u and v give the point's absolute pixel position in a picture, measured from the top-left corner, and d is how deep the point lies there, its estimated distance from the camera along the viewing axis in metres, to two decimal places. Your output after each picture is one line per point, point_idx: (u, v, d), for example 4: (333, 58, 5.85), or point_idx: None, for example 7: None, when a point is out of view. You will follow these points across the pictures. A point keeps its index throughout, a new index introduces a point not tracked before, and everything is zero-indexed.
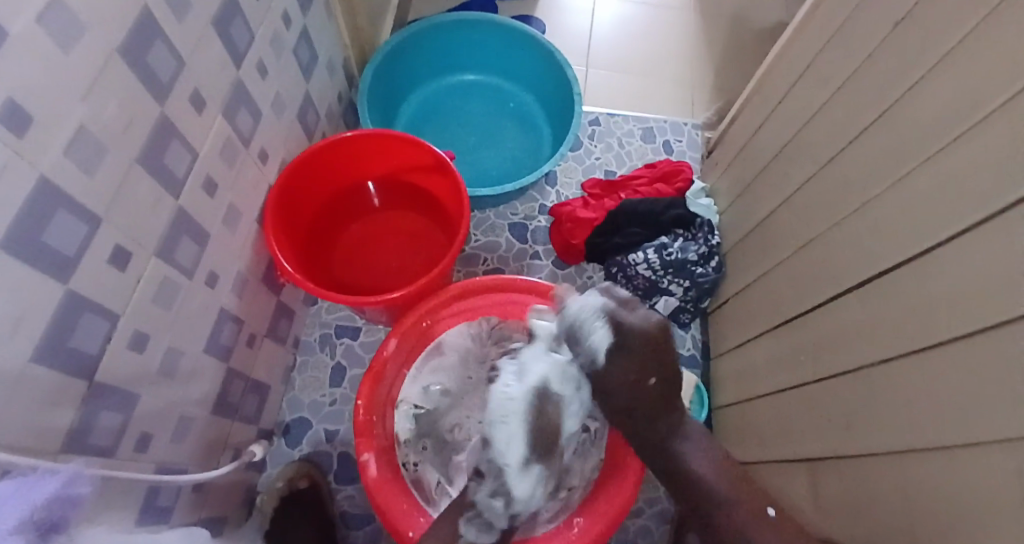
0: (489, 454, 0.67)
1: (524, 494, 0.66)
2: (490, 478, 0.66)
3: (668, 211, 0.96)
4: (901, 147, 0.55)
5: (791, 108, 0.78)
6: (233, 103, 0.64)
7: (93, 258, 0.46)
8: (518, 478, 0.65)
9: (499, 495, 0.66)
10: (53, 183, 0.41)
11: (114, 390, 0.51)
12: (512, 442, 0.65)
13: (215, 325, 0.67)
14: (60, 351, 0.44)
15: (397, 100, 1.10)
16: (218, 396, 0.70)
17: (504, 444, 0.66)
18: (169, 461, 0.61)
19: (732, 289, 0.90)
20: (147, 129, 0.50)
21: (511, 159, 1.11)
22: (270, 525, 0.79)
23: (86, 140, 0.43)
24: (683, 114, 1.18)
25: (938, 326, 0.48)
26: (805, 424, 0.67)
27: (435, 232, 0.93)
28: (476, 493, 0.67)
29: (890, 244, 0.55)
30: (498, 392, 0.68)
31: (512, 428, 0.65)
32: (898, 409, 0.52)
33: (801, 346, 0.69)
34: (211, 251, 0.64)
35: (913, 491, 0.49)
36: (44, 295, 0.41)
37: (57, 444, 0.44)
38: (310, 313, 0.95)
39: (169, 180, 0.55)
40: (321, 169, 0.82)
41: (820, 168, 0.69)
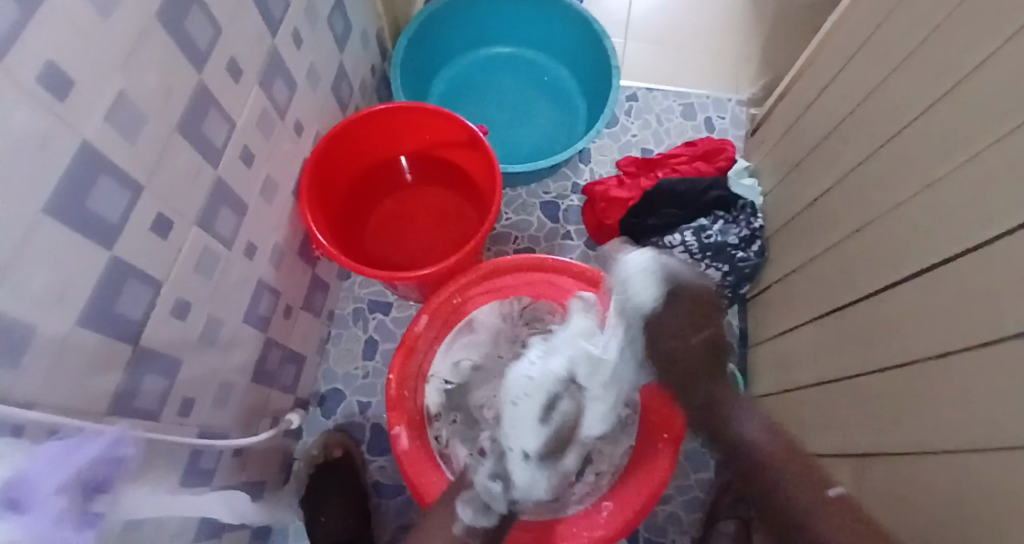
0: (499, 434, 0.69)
1: (525, 481, 0.68)
2: (493, 462, 0.68)
3: (708, 191, 0.92)
4: (969, 122, 0.50)
5: (847, 81, 0.73)
6: (268, 73, 0.64)
7: (136, 225, 0.47)
8: (519, 465, 0.67)
9: (499, 478, 0.67)
10: (97, 149, 0.41)
11: (159, 355, 0.52)
12: (522, 427, 0.66)
13: (254, 296, 0.68)
14: (105, 316, 0.45)
15: (429, 73, 1.09)
16: (256, 365, 0.71)
17: (512, 427, 0.67)
18: (210, 425, 0.62)
19: (776, 274, 0.86)
20: (185, 97, 0.50)
21: (544, 135, 1.09)
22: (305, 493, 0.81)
23: (125, 107, 0.43)
24: (726, 89, 1.13)
25: (999, 317, 0.44)
26: (851, 417, 0.64)
27: (467, 209, 0.92)
28: (477, 474, 0.68)
29: (955, 230, 0.51)
30: (517, 374, 0.69)
31: (528, 406, 0.66)
32: (953, 405, 0.48)
33: (849, 334, 0.66)
34: (249, 223, 0.65)
35: (967, 493, 0.46)
36: (89, 260, 0.42)
37: (104, 406, 0.46)
38: (344, 287, 0.96)
39: (208, 149, 0.55)
40: (353, 142, 0.82)
41: (879, 147, 0.65)
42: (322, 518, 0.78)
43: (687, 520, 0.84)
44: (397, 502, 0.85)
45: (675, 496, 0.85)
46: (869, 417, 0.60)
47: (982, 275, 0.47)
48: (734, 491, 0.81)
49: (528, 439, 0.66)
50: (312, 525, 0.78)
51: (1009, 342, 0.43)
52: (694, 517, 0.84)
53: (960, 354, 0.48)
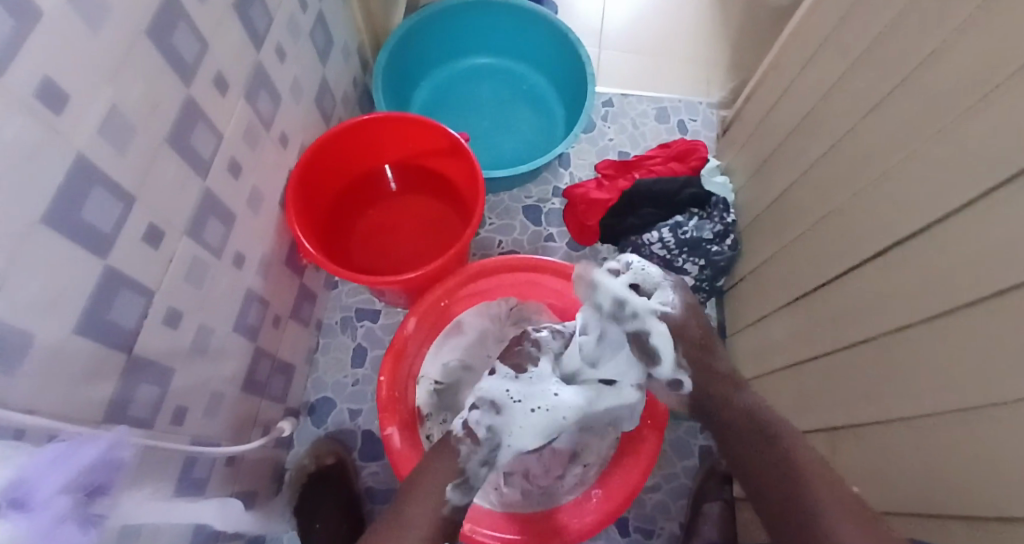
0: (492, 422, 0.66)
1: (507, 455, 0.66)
2: (485, 447, 0.64)
3: (682, 190, 0.96)
4: (921, 113, 0.54)
5: (808, 81, 0.78)
6: (254, 87, 0.66)
7: (128, 235, 0.48)
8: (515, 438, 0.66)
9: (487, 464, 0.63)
10: (90, 160, 0.42)
11: (151, 364, 0.53)
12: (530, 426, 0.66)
13: (242, 306, 0.69)
14: (98, 324, 0.45)
15: (409, 85, 1.11)
16: (246, 374, 0.72)
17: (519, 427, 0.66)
18: (202, 434, 0.62)
19: (748, 266, 0.90)
20: (172, 109, 0.52)
21: (524, 143, 1.12)
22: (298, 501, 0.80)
23: (116, 121, 0.45)
24: (697, 93, 1.18)
25: (959, 290, 0.47)
26: (824, 397, 0.67)
27: (449, 215, 0.94)
28: (466, 460, 0.62)
29: (912, 213, 0.54)
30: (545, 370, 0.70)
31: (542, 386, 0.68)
32: (920, 377, 0.52)
33: (818, 318, 0.70)
34: (236, 233, 0.66)
35: (939, 459, 0.49)
36: (82, 269, 0.43)
37: (98, 413, 0.46)
38: (331, 297, 0.96)
39: (196, 160, 0.56)
40: (337, 153, 0.83)
41: (838, 140, 0.69)
42: (316, 525, 0.77)
43: (675, 509, 0.86)
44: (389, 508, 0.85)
45: (662, 485, 0.87)
46: (841, 393, 0.63)
47: (937, 250, 0.50)
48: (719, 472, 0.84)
49: (533, 420, 0.66)
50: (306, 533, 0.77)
51: (975, 311, 0.46)
52: (682, 505, 0.86)
53: (923, 325, 0.52)
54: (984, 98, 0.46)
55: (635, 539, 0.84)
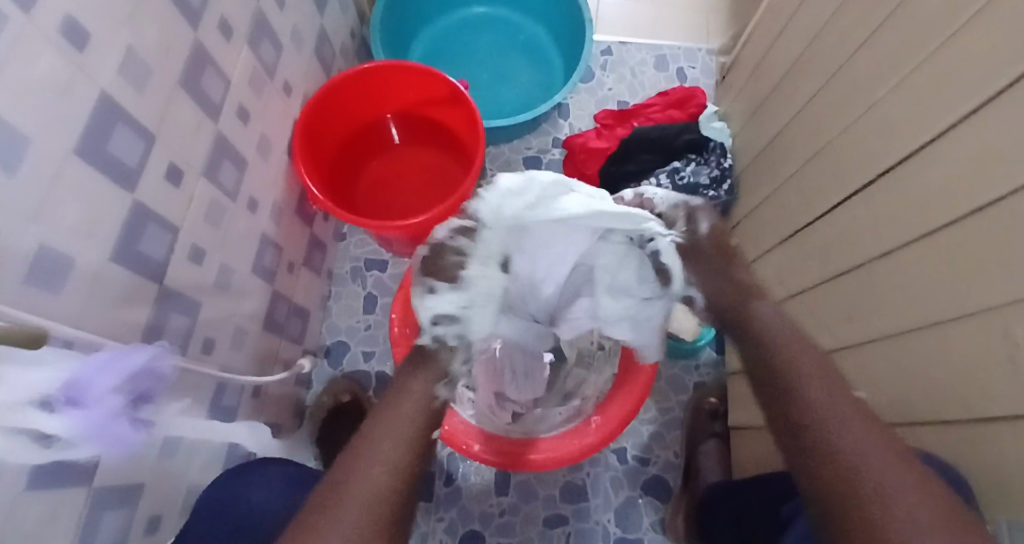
0: (455, 330, 0.58)
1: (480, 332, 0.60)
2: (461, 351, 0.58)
3: (680, 134, 0.98)
4: (902, 44, 0.56)
5: (800, 23, 0.78)
6: (256, 34, 0.67)
7: (152, 172, 0.51)
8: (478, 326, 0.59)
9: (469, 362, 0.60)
10: (113, 98, 0.45)
11: (181, 296, 0.56)
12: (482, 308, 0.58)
13: (259, 248, 0.72)
14: (131, 255, 0.49)
15: (407, 37, 1.11)
16: (266, 315, 0.76)
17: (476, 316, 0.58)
18: (230, 366, 0.67)
19: (744, 209, 0.93)
20: (183, 51, 0.54)
21: (524, 94, 1.13)
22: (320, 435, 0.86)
23: (134, 61, 0.47)
24: (696, 40, 1.18)
25: (934, 214, 0.50)
26: (813, 324, 0.71)
27: (453, 166, 0.96)
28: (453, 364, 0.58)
29: (892, 145, 0.57)
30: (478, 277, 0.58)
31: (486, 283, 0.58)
32: (897, 297, 0.55)
33: (809, 252, 0.72)
34: (249, 178, 0.68)
35: (915, 371, 0.53)
36: (114, 201, 0.46)
37: (136, 337, 0.50)
38: (341, 248, 1.00)
39: (208, 103, 0.59)
40: (340, 102, 0.85)
41: (829, 77, 0.70)
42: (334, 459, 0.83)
43: (670, 437, 0.91)
44: None
45: (659, 417, 0.93)
46: (827, 320, 0.67)
47: (913, 181, 0.53)
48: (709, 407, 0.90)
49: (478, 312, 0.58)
50: (329, 463, 0.83)
51: (948, 230, 0.48)
52: (676, 435, 0.92)
53: (898, 251, 0.55)
54: (956, 28, 0.47)
55: (632, 466, 0.90)
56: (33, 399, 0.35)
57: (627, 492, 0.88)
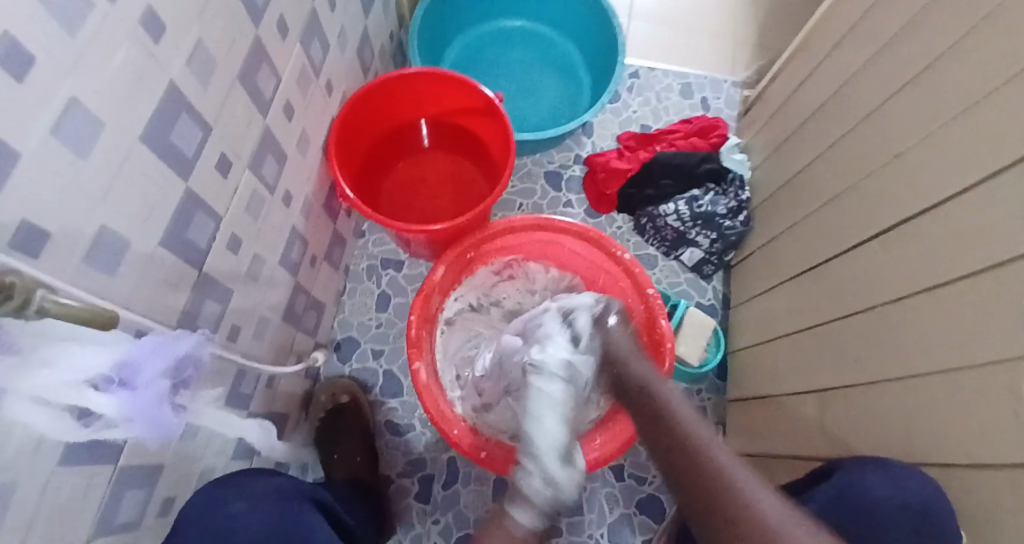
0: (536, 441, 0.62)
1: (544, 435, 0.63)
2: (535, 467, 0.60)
3: (701, 164, 1.00)
4: (938, 100, 0.58)
5: (832, 67, 0.81)
6: (308, 35, 0.69)
7: (204, 162, 0.53)
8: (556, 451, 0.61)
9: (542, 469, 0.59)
10: (178, 90, 0.47)
11: (216, 284, 0.58)
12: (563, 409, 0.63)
13: (288, 241, 0.74)
14: (178, 240, 0.51)
15: (442, 42, 1.14)
16: (287, 306, 0.78)
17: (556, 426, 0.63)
18: (252, 354, 0.69)
19: (758, 241, 0.95)
20: (244, 50, 0.56)
21: (549, 108, 1.15)
22: (319, 429, 0.89)
23: (201, 54, 0.49)
24: (722, 71, 1.20)
25: (954, 266, 0.53)
26: (815, 360, 0.73)
27: (478, 176, 0.99)
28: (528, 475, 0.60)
29: (916, 197, 0.60)
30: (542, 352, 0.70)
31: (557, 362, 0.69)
32: (905, 338, 0.58)
33: (820, 290, 0.75)
34: (287, 173, 0.70)
35: (913, 415, 0.55)
36: (170, 188, 0.48)
37: (175, 320, 0.52)
38: (359, 245, 1.02)
39: (260, 100, 0.61)
40: (379, 103, 0.87)
41: (858, 124, 0.72)
42: (334, 456, 0.85)
43: None
44: (405, 441, 0.93)
45: None
46: (832, 358, 0.70)
47: (934, 234, 0.56)
48: None
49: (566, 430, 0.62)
50: (326, 460, 0.85)
51: (966, 282, 0.51)
52: None
53: (908, 299, 0.58)
54: (997, 87, 0.50)
55: (628, 484, 0.93)
56: (86, 380, 0.38)
57: (622, 509, 0.91)
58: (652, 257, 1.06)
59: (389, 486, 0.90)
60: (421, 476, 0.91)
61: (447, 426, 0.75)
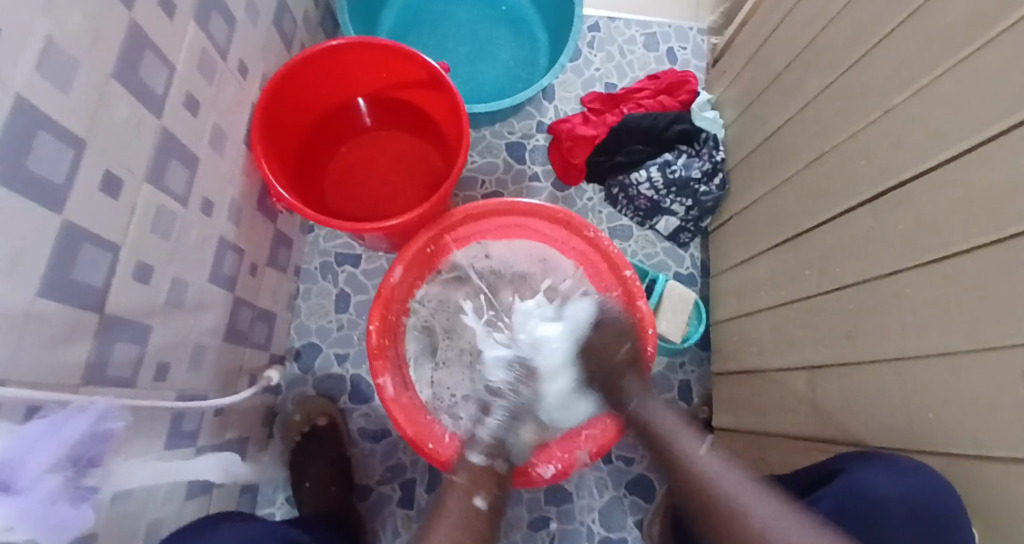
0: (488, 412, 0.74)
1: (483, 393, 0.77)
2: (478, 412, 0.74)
3: (671, 126, 0.93)
4: (928, 47, 0.52)
5: (808, 7, 0.73)
6: (205, 9, 0.58)
7: (83, 184, 0.43)
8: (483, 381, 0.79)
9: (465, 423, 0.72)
10: (31, 102, 0.37)
11: (127, 322, 0.50)
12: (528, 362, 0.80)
13: (217, 255, 0.65)
14: (64, 284, 0.42)
15: (378, 4, 1.01)
16: (228, 325, 0.69)
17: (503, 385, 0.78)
18: (189, 388, 0.61)
19: (735, 206, 0.90)
20: (117, 40, 0.45)
21: (505, 72, 1.05)
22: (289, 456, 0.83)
23: (57, 51, 0.39)
24: (688, 17, 1.11)
25: (953, 238, 0.48)
26: (805, 335, 0.69)
27: (431, 153, 0.90)
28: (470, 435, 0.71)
29: (907, 156, 0.54)
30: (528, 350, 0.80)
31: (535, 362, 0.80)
32: (904, 317, 0.53)
33: (808, 260, 0.70)
34: (202, 178, 0.61)
35: (915, 400, 0.52)
36: (41, 226, 0.39)
37: (76, 377, 0.44)
38: (309, 241, 0.93)
39: (150, 98, 0.51)
40: (306, 83, 0.76)
41: (841, 75, 0.66)
42: (305, 484, 0.79)
43: None
44: (383, 446, 0.87)
45: None
46: (823, 334, 0.66)
47: (930, 202, 0.51)
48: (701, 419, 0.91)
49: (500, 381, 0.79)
50: (297, 491, 0.80)
51: (971, 256, 0.46)
52: None
53: (903, 272, 0.54)
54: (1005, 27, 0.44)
55: (616, 465, 0.91)
56: None
57: (612, 492, 0.90)
58: (627, 228, 1.00)
59: (370, 494, 0.85)
60: (402, 482, 0.86)
61: (424, 442, 0.70)
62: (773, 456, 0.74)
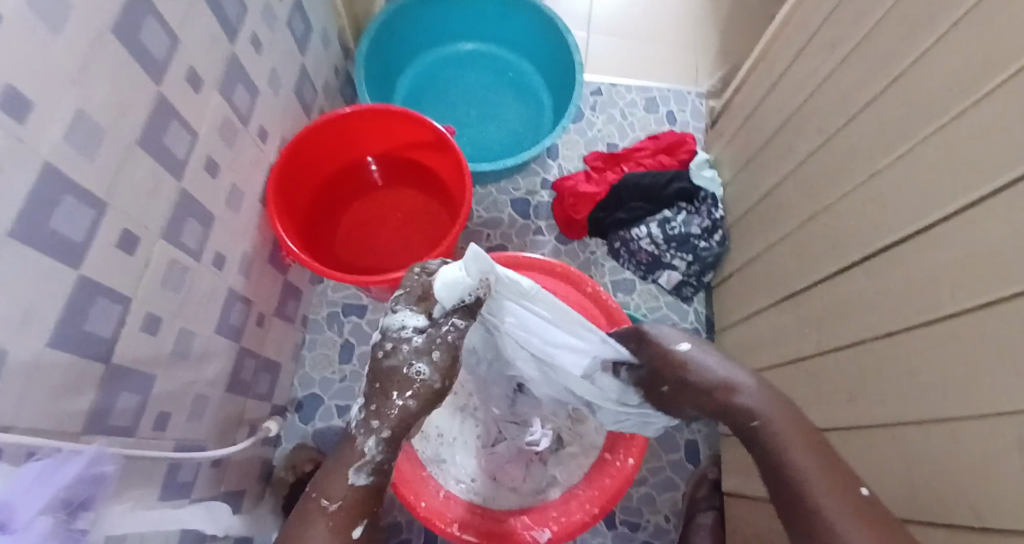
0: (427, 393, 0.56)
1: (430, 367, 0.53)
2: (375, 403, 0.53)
3: (671, 183, 0.95)
4: (909, 116, 0.54)
5: (797, 73, 0.77)
6: (229, 81, 0.63)
7: (101, 241, 0.46)
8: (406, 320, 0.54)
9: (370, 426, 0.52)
10: (57, 168, 0.41)
11: (132, 372, 0.52)
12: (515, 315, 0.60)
13: (224, 306, 0.68)
14: (75, 337, 0.44)
15: (394, 72, 1.09)
16: (231, 375, 0.71)
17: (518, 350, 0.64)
18: (187, 438, 0.62)
19: (737, 262, 0.91)
20: (144, 111, 0.50)
21: (511, 132, 1.10)
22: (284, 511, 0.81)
23: (86, 122, 0.43)
24: (686, 82, 1.16)
25: (943, 300, 0.48)
26: (806, 394, 0.68)
27: (438, 209, 0.93)
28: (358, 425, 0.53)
29: (895, 219, 0.55)
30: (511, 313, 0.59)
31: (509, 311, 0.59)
32: (902, 378, 0.53)
33: (806, 317, 0.70)
34: (216, 234, 0.64)
35: (916, 466, 0.50)
36: (57, 282, 0.42)
37: (78, 426, 0.45)
38: (317, 292, 0.96)
39: (171, 162, 0.55)
40: (321, 145, 0.82)
41: (829, 139, 0.68)
42: None
43: (660, 500, 0.90)
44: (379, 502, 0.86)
45: (649, 477, 0.91)
46: (824, 394, 0.65)
47: (921, 264, 0.51)
48: (710, 481, 0.87)
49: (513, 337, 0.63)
50: None
51: (962, 319, 0.46)
52: (668, 497, 0.90)
53: (898, 333, 0.54)
54: (978, 99, 0.46)
55: (621, 531, 0.88)
56: None
57: None
58: (629, 282, 1.00)
59: None
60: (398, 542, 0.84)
61: (415, 501, 0.71)
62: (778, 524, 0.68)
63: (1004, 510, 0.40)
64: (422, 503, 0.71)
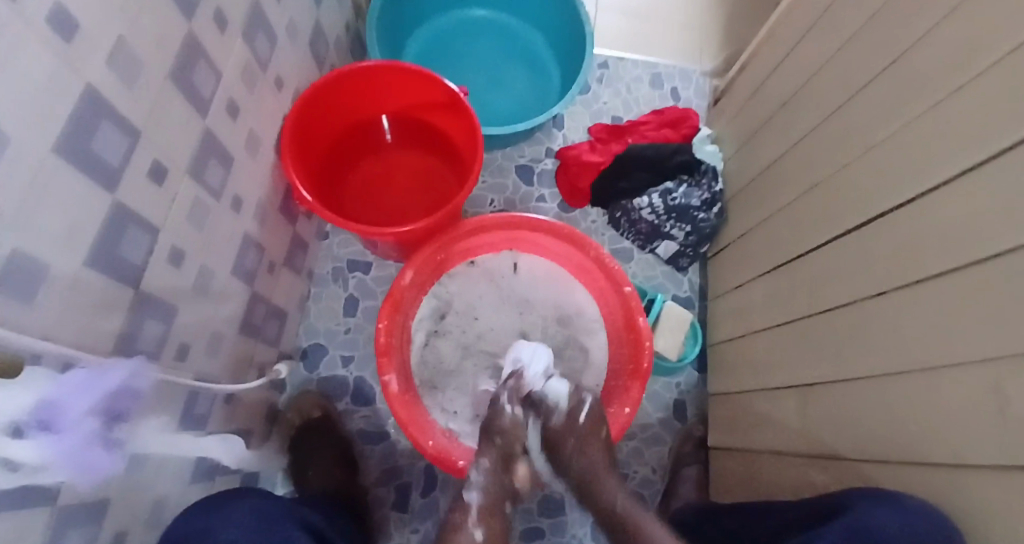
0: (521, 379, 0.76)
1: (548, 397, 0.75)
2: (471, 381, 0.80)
3: (674, 156, 0.99)
4: (905, 92, 0.57)
5: (799, 53, 0.80)
6: (251, 27, 0.64)
7: (135, 168, 0.47)
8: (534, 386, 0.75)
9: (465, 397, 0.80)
10: (100, 94, 0.42)
11: (158, 301, 0.54)
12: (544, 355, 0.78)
13: (241, 249, 0.69)
14: (109, 259, 0.46)
15: (403, 33, 1.09)
16: (243, 317, 0.73)
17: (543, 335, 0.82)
18: (204, 372, 0.64)
19: (733, 234, 0.94)
20: (176, 46, 0.51)
21: (518, 101, 1.12)
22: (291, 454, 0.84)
23: (125, 50, 0.44)
24: (691, 61, 1.19)
25: (926, 262, 0.52)
26: (796, 357, 0.72)
27: (446, 173, 0.95)
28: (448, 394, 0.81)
29: (885, 190, 0.59)
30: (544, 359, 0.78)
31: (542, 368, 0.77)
32: (888, 335, 0.56)
33: (798, 284, 0.74)
34: (235, 176, 0.65)
35: (898, 413, 0.54)
36: (94, 204, 0.43)
37: (108, 346, 0.47)
38: (322, 247, 0.97)
39: (198, 100, 0.56)
40: (333, 100, 0.82)
41: (826, 116, 0.71)
42: (308, 473, 0.80)
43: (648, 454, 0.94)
44: (380, 449, 0.89)
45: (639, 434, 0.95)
46: (813, 354, 0.68)
47: (907, 229, 0.55)
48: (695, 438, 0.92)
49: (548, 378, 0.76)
50: (300, 479, 0.80)
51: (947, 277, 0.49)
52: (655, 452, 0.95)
53: (885, 295, 0.57)
54: (968, 75, 0.49)
55: None
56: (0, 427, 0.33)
57: None
58: (628, 251, 1.04)
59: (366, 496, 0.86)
60: (398, 486, 0.88)
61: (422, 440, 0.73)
62: (764, 474, 0.75)
63: (976, 446, 0.45)
64: (427, 442, 0.74)
